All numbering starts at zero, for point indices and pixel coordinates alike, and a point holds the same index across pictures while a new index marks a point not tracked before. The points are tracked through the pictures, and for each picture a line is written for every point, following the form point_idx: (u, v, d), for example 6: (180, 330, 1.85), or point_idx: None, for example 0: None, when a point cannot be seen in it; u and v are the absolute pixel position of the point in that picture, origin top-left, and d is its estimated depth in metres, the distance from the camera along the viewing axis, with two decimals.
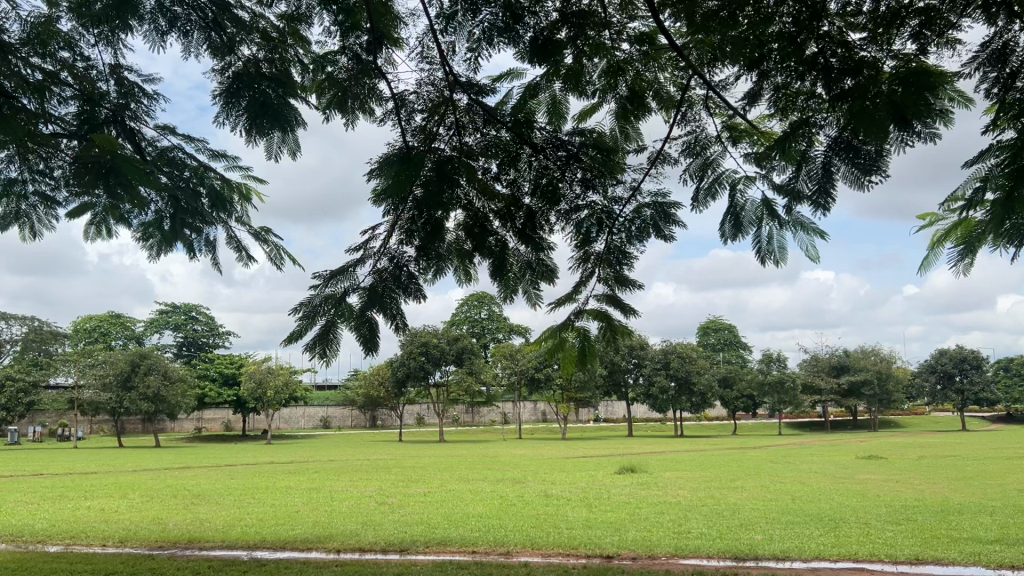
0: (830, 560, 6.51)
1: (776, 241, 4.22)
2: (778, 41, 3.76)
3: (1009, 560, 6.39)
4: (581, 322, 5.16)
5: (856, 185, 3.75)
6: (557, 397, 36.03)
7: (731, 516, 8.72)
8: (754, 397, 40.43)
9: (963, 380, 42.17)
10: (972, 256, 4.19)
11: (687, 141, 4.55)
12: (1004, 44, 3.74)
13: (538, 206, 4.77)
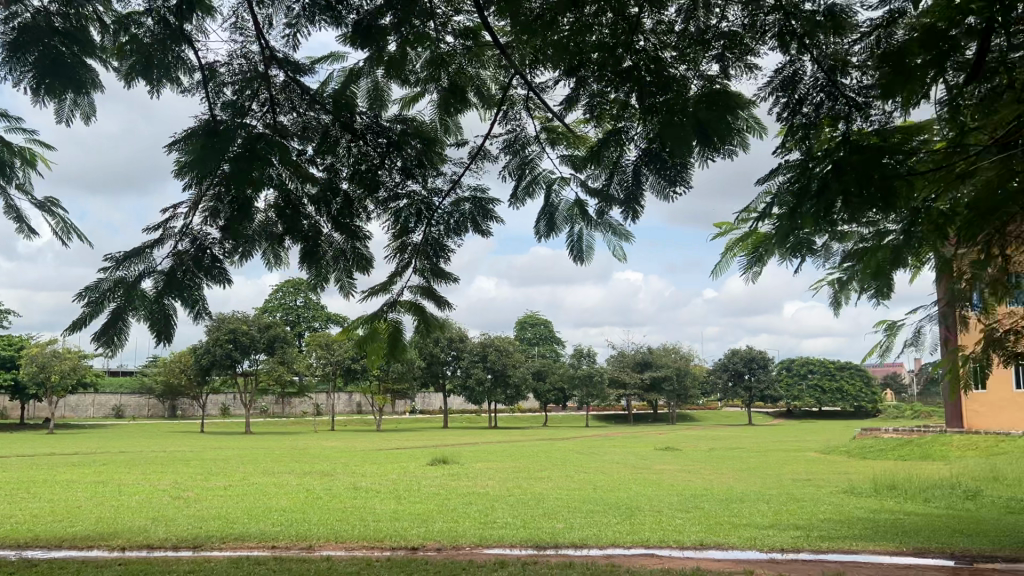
0: (624, 547, 6.86)
1: (585, 239, 4.49)
2: (598, 51, 3.86)
3: (779, 544, 7.02)
4: (393, 314, 5.29)
5: (661, 194, 4.10)
6: (372, 389, 35.62)
7: (535, 506, 8.99)
8: (565, 391, 41.93)
9: (751, 378, 45.93)
10: (760, 264, 4.66)
11: (507, 139, 4.63)
12: (793, 73, 4.15)
13: (356, 192, 4.72)
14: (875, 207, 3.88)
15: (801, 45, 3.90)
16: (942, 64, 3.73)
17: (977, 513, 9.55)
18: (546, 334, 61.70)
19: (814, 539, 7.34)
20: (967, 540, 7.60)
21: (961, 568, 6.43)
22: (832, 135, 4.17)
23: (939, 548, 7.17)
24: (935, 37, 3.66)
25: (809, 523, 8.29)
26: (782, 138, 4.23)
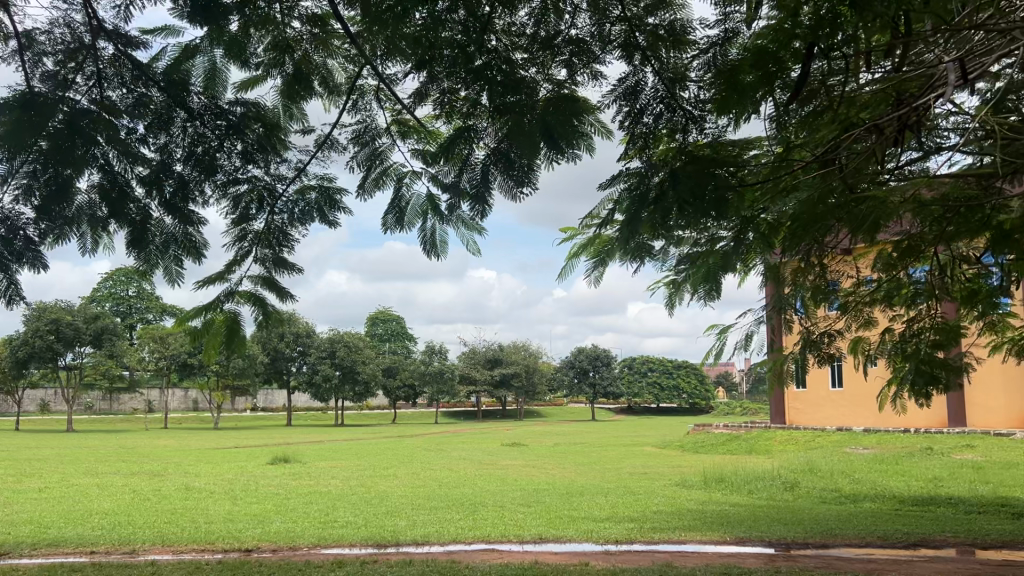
0: (465, 543, 6.91)
1: (438, 234, 4.53)
2: (450, 48, 3.85)
3: (614, 536, 7.29)
4: (230, 305, 5.07)
5: (508, 195, 4.19)
6: (211, 385, 34.05)
7: (378, 504, 8.90)
8: (414, 387, 41.73)
9: (596, 375, 47.48)
10: (603, 268, 4.83)
11: (356, 130, 4.56)
12: (636, 82, 4.32)
13: (191, 175, 4.52)
14: (710, 213, 4.17)
15: (644, 56, 4.05)
16: (770, 82, 4.02)
17: (793, 503, 10.29)
18: (397, 331, 61.27)
19: (648, 530, 7.67)
20: (784, 528, 8.17)
21: (777, 554, 6.91)
22: (669, 145, 4.48)
23: (760, 536, 7.66)
24: (766, 59, 3.90)
25: (643, 515, 8.66)
26: (623, 145, 4.47)
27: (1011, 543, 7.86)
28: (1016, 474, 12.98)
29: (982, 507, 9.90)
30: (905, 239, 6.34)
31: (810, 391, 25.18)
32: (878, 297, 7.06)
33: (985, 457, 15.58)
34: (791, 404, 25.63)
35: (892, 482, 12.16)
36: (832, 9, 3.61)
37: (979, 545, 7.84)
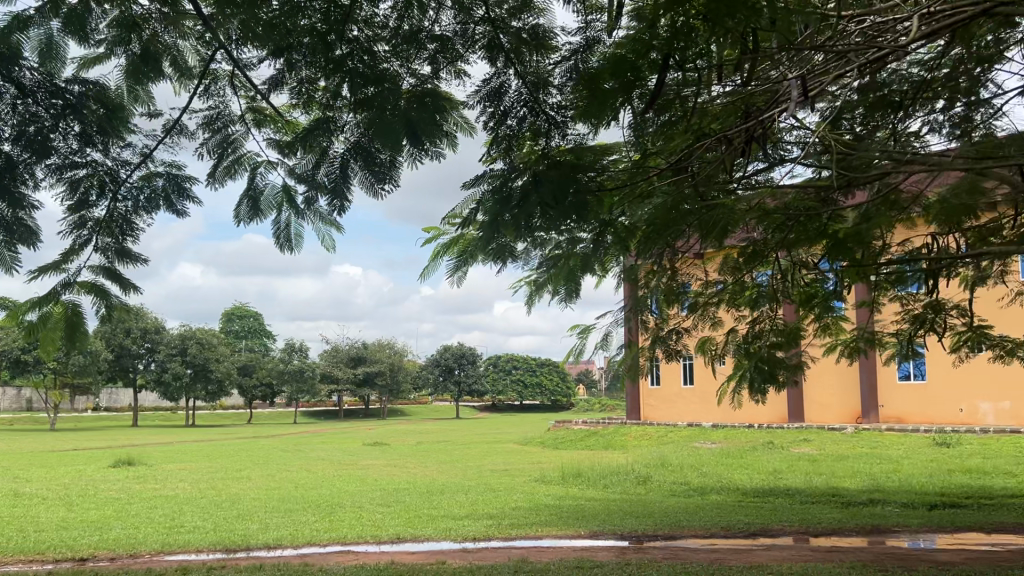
0: (320, 545, 6.76)
1: (293, 226, 4.41)
2: (309, 36, 3.71)
3: (471, 534, 7.33)
4: (70, 297, 4.74)
5: (369, 189, 4.28)
6: (48, 384, 31.76)
7: (229, 508, 8.56)
8: (273, 386, 40.47)
9: (460, 373, 47.65)
10: (466, 268, 4.85)
11: (207, 115, 4.34)
12: (499, 84, 4.38)
13: (20, 155, 4.24)
14: (571, 216, 4.34)
15: (507, 59, 4.15)
16: (629, 90, 4.16)
17: (646, 496, 10.70)
18: (255, 327, 59.23)
19: (506, 527, 7.76)
20: (635, 521, 8.47)
21: (629, 547, 7.16)
22: (533, 148, 4.51)
23: (612, 529, 7.91)
24: (624, 68, 4.02)
25: (502, 511, 8.76)
26: (486, 146, 4.51)
27: (838, 530, 8.49)
28: (844, 465, 14.02)
29: (814, 497, 10.63)
30: (749, 245, 6.81)
31: (664, 389, 26.23)
32: (725, 298, 7.61)
33: (819, 450, 16.75)
34: (647, 401, 26.62)
35: (736, 475, 12.86)
36: (687, 23, 3.73)
37: (811, 533, 8.42)
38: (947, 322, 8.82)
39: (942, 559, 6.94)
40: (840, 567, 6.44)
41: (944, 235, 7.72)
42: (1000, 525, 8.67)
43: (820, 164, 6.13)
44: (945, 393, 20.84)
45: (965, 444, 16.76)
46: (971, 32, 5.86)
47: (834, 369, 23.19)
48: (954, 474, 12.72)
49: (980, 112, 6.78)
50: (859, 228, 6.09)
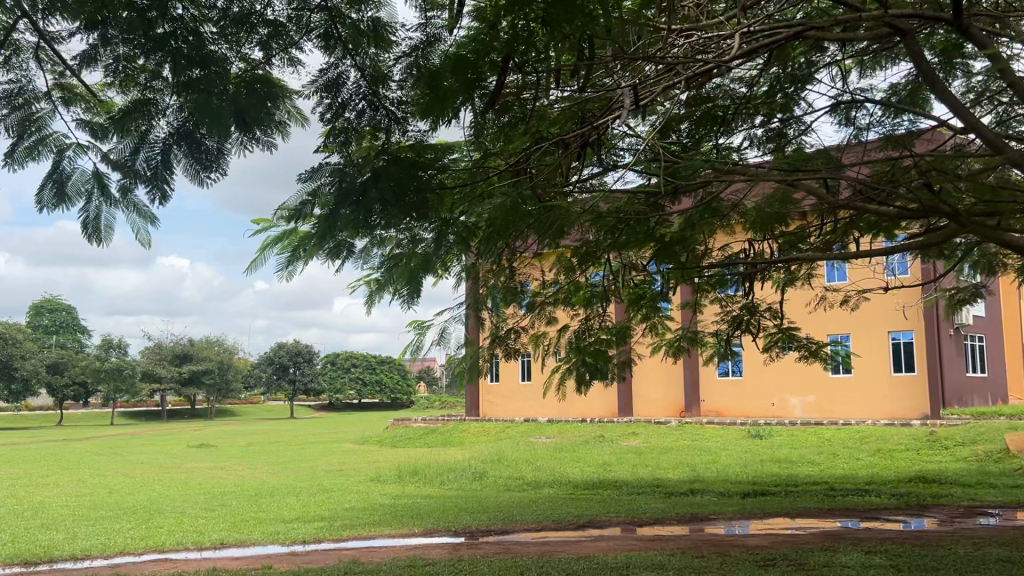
0: (134, 554, 6.36)
1: (102, 216, 4.09)
2: (128, 11, 3.40)
3: (300, 536, 7.14)
4: None
5: (192, 177, 4.03)
6: None
7: (31, 517, 7.89)
8: (88, 385, 37.70)
9: (295, 372, 46.32)
10: (300, 263, 4.73)
11: (6, 90, 4.05)
12: (336, 75, 4.25)
13: None
14: (411, 213, 4.39)
15: (344, 49, 4.08)
16: (470, 90, 4.21)
17: (481, 492, 10.81)
18: (68, 321, 54.91)
19: (337, 528, 7.61)
20: (469, 517, 8.54)
21: (462, 543, 7.20)
22: (373, 144, 4.44)
23: (447, 526, 7.94)
24: (465, 66, 4.11)
25: (334, 512, 8.58)
26: (323, 139, 4.39)
27: (661, 519, 8.94)
28: (669, 457, 14.79)
29: (641, 488, 11.15)
30: (583, 245, 7.12)
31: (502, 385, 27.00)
32: (559, 296, 7.92)
33: (646, 443, 17.57)
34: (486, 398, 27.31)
35: (568, 469, 13.26)
36: (526, 27, 3.90)
37: (636, 522, 8.82)
38: (760, 323, 9.54)
39: (752, 543, 7.47)
40: (661, 554, 6.79)
41: (759, 242, 8.31)
42: (803, 510, 9.44)
43: (650, 169, 6.41)
44: (759, 388, 22.44)
45: (775, 435, 18.12)
46: (786, 55, 6.46)
47: (662, 366, 24.42)
48: (765, 464, 13.72)
49: (793, 129, 7.26)
50: (684, 232, 6.52)
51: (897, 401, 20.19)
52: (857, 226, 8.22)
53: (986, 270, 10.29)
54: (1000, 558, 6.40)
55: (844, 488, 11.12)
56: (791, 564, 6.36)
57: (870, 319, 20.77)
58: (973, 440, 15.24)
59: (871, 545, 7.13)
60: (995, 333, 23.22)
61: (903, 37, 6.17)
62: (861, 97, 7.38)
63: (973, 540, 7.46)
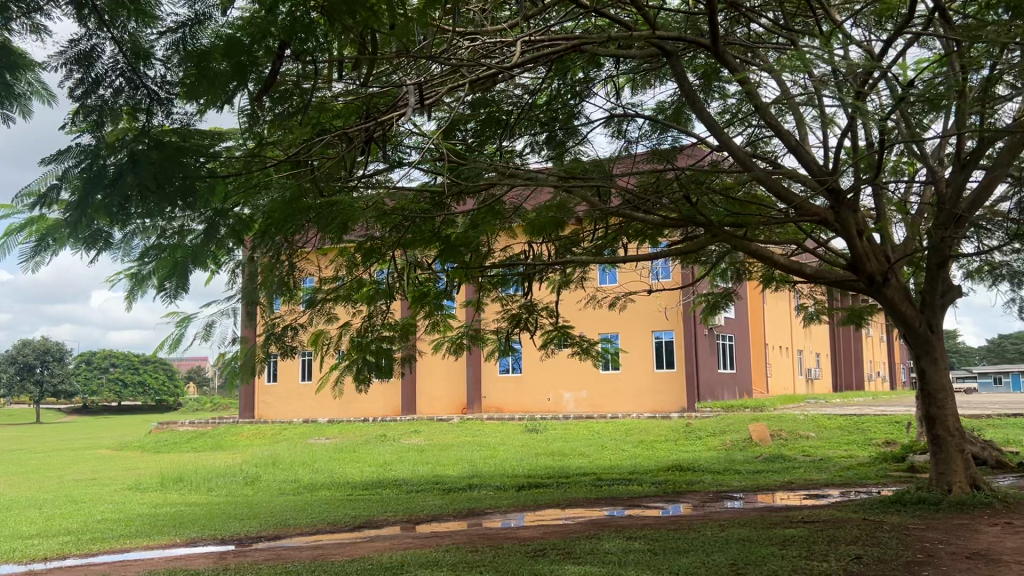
0: None
1: None
2: None
3: (42, 553, 6.48)
4: None
5: None
6: None
7: None
8: None
9: (42, 372, 41.95)
10: (45, 255, 4.21)
11: None
12: (89, 48, 3.86)
13: None
14: (175, 201, 4.10)
15: (99, 20, 3.70)
16: (243, 74, 3.97)
17: (251, 496, 10.35)
18: None
19: (86, 543, 6.98)
20: (238, 523, 8.16)
21: (229, 551, 6.85)
22: (131, 125, 4.06)
23: (213, 535, 7.53)
24: (238, 51, 3.85)
25: (83, 525, 7.87)
26: (71, 117, 3.94)
27: (438, 516, 9.03)
28: (448, 454, 14.98)
29: (419, 486, 11.20)
30: (367, 241, 7.10)
31: (279, 385, 26.32)
32: (341, 292, 7.82)
33: (426, 441, 17.69)
34: (261, 398, 26.59)
35: (346, 469, 13.03)
36: (307, 15, 3.74)
37: (413, 520, 8.84)
38: (537, 321, 9.94)
39: (524, 535, 7.74)
40: (436, 551, 6.85)
41: (537, 244, 8.66)
42: (573, 501, 9.92)
43: (433, 169, 6.45)
44: (537, 384, 23.33)
45: (550, 430, 18.91)
46: (565, 66, 7.04)
47: (444, 364, 24.74)
48: (539, 457, 14.28)
49: (571, 139, 7.53)
50: (467, 231, 6.68)
51: (660, 395, 21.77)
52: (627, 232, 8.81)
53: (734, 276, 11.38)
54: (740, 537, 7.09)
55: (610, 478, 11.82)
56: (559, 552, 6.66)
57: (636, 319, 22.27)
58: (722, 431, 16.78)
59: (631, 532, 7.62)
60: (742, 333, 25.70)
61: (669, 57, 6.72)
62: (633, 111, 7.87)
63: (718, 522, 8.19)
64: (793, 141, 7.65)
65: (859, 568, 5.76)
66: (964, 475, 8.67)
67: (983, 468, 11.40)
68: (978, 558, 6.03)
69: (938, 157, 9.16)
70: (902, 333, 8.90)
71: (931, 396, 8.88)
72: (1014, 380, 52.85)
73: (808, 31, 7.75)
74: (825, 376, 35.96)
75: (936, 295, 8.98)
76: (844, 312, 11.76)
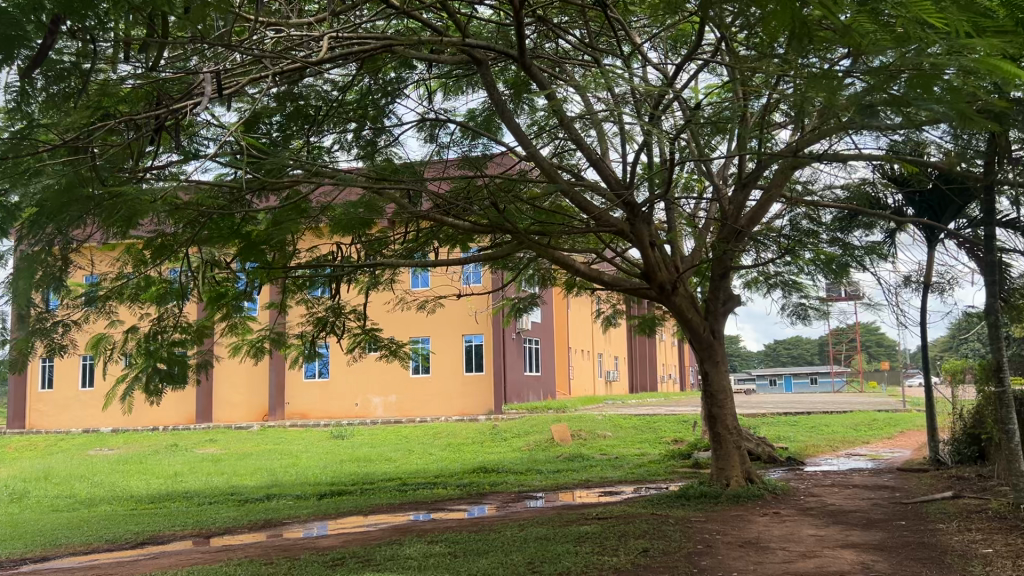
0: None
1: None
2: None
3: None
4: None
5: None
6: None
7: None
8: None
9: None
10: None
11: None
12: None
13: None
14: None
15: None
16: (9, 48, 3.52)
17: (15, 515, 9.36)
18: None
19: None
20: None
21: None
22: None
23: None
24: (3, 21, 3.41)
25: None
26: None
27: (231, 529, 8.60)
28: (245, 464, 14.32)
29: (212, 498, 10.61)
30: (158, 238, 6.65)
31: (57, 393, 24.13)
32: (127, 292, 7.27)
33: (222, 450, 16.81)
34: (34, 408, 24.26)
35: (131, 482, 12.11)
36: None
37: (204, 534, 8.36)
38: (344, 325, 9.73)
39: (323, 544, 7.53)
40: (227, 566, 6.52)
41: (345, 245, 8.47)
42: (376, 507, 9.79)
43: (233, 163, 6.14)
44: (344, 389, 22.89)
45: (356, 435, 18.59)
46: (377, 66, 6.95)
47: (244, 370, 23.76)
48: (343, 464, 13.98)
49: (382, 139, 7.43)
50: (269, 230, 6.43)
51: (467, 398, 22.02)
52: (437, 236, 8.85)
53: (540, 282, 11.72)
54: (538, 536, 7.28)
55: (414, 482, 11.78)
56: (358, 560, 6.53)
57: (446, 323, 22.40)
58: (526, 432, 17.24)
59: (432, 536, 7.63)
60: (548, 337, 26.57)
61: (478, 65, 6.81)
62: (444, 116, 7.89)
63: (518, 522, 8.38)
64: (595, 155, 8.00)
65: (645, 560, 6.09)
66: (740, 470, 9.43)
67: (757, 462, 12.46)
68: (750, 546, 6.56)
69: (723, 176, 9.92)
70: (688, 338, 9.55)
71: (713, 397, 9.59)
72: (785, 381, 58.28)
73: (611, 51, 8.14)
74: (623, 378, 37.92)
75: (719, 303, 9.72)
76: (640, 318, 12.45)
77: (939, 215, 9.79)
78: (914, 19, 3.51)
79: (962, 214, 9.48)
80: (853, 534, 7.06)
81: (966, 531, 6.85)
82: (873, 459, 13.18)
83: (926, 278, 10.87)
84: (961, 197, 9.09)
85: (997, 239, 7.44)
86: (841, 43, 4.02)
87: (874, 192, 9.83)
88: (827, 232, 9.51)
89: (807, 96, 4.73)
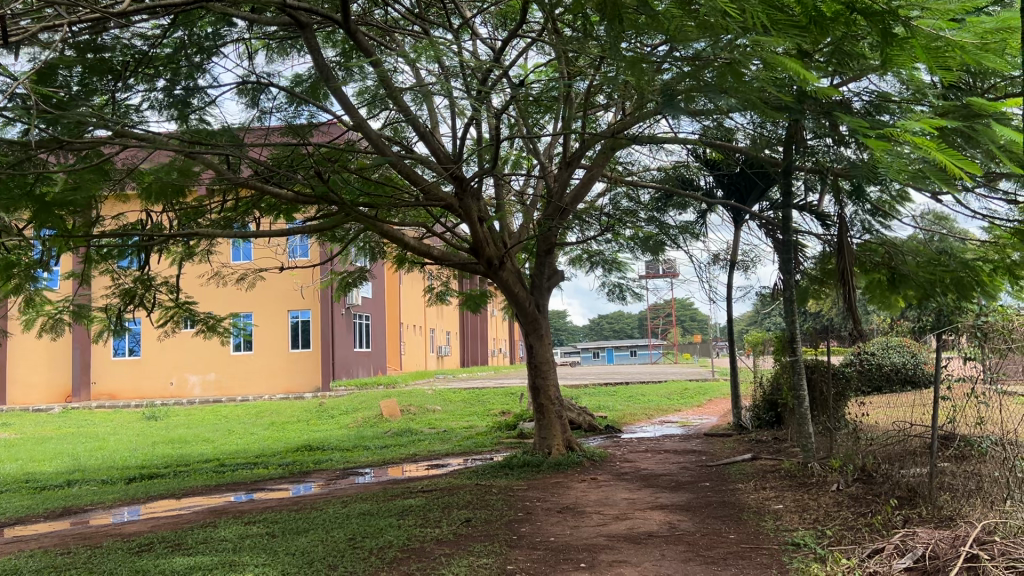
0: None
1: None
2: None
3: None
4: None
5: None
6: None
7: None
8: None
9: None
10: None
11: None
12: None
13: None
14: None
15: None
16: None
17: None
18: None
19: None
20: None
21: None
22: None
23: None
24: None
25: None
26: None
27: (24, 519, 7.91)
28: (43, 448, 13.22)
29: (3, 486, 9.72)
30: None
31: None
32: None
33: (17, 434, 15.42)
34: None
35: None
36: None
37: None
38: (154, 297, 9.09)
39: (128, 530, 7.09)
40: (15, 558, 6.01)
41: (156, 213, 7.88)
42: (190, 490, 9.34)
43: (20, 118, 5.48)
44: (160, 367, 21.67)
45: (170, 416, 17.65)
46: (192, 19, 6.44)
47: (45, 346, 22.04)
48: (154, 446, 13.21)
49: (197, 99, 6.72)
50: (66, 194, 5.86)
51: (293, 375, 21.41)
52: (258, 207, 8.46)
53: (368, 255, 11.50)
54: (362, 511, 7.17)
55: (233, 463, 11.31)
56: (166, 545, 6.18)
57: (271, 298, 21.58)
58: (354, 409, 17.01)
59: (250, 516, 7.37)
60: (379, 313, 26.26)
61: (302, 29, 6.52)
62: (266, 80, 7.51)
63: (341, 499, 8.25)
64: (425, 129, 7.91)
65: (466, 530, 6.16)
66: (561, 439, 9.74)
67: (578, 431, 12.96)
68: (567, 512, 6.80)
69: (548, 155, 10.12)
70: (515, 313, 9.73)
71: (537, 369, 9.88)
72: (607, 353, 60.87)
73: (441, 23, 8.04)
74: (453, 353, 38.18)
75: (543, 278, 10.05)
76: (467, 294, 12.51)
77: (745, 197, 10.48)
78: (718, 9, 3.72)
79: (763, 197, 10.20)
80: (661, 495, 7.49)
81: (761, 489, 7.45)
82: (684, 426, 14.01)
83: (733, 257, 11.61)
84: (764, 181, 9.75)
85: (792, 221, 8.04)
86: (655, 29, 4.18)
87: (687, 176, 10.39)
88: (645, 211, 9.97)
89: (623, 80, 4.87)
